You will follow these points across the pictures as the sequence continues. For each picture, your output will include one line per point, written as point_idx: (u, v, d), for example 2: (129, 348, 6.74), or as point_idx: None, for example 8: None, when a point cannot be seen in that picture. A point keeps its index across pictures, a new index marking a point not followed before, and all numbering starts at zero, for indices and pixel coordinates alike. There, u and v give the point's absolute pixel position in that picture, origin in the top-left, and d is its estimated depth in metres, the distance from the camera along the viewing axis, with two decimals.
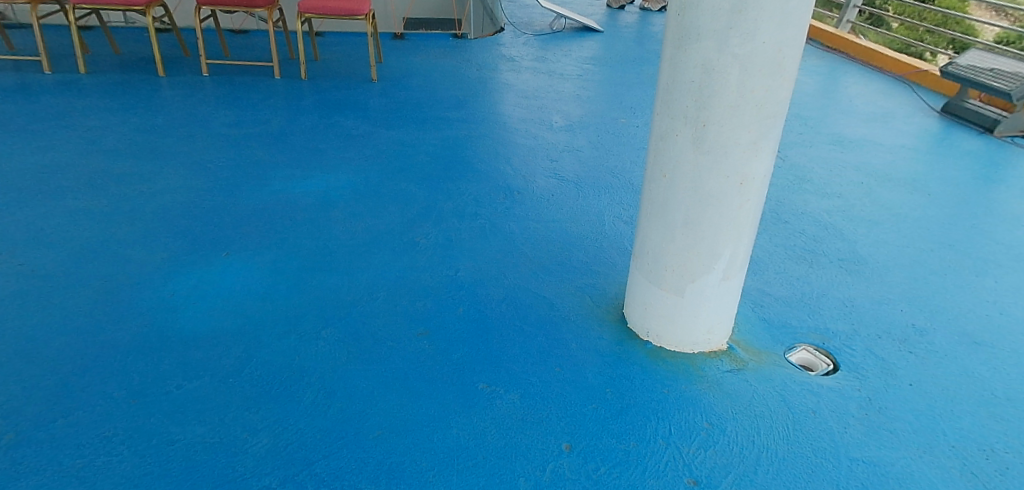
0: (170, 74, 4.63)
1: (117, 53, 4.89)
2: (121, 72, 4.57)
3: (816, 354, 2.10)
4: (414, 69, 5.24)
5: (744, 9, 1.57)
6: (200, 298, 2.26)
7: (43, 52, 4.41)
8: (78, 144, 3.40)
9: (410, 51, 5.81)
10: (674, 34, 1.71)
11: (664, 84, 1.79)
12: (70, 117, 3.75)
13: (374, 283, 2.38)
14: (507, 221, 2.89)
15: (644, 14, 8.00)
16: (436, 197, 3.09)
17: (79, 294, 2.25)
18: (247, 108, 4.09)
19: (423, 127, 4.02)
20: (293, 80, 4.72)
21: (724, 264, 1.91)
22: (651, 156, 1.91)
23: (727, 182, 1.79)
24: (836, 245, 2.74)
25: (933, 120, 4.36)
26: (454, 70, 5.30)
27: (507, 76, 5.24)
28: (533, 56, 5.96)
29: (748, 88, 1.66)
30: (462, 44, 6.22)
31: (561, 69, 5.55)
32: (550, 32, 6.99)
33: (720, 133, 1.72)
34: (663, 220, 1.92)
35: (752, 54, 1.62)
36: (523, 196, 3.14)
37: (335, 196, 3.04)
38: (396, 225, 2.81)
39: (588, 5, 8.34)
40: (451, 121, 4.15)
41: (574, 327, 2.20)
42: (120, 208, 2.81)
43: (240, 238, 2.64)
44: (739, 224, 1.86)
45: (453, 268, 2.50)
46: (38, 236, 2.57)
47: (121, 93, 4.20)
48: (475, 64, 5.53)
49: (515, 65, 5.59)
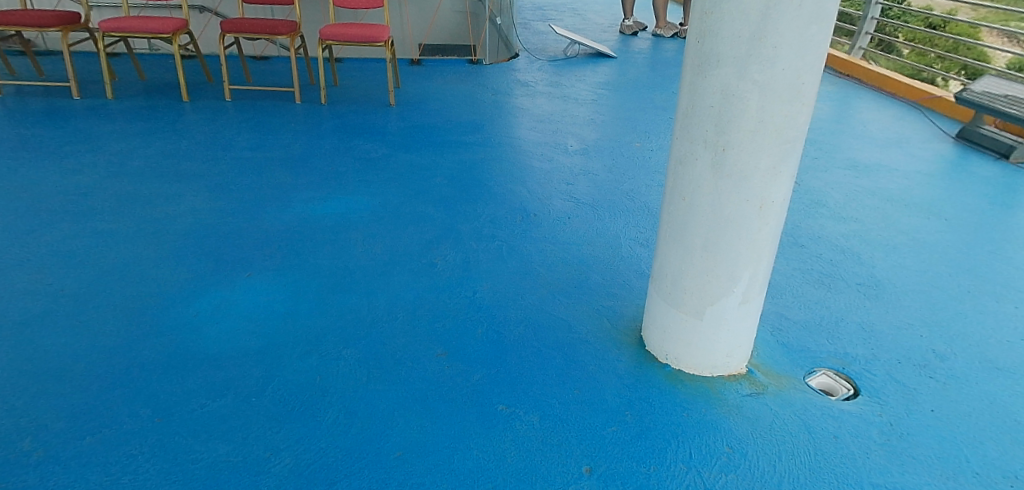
0: (194, 98, 4.75)
1: (143, 78, 5.02)
2: (146, 97, 4.69)
3: (836, 378, 2.10)
4: (431, 94, 5.33)
5: (764, 37, 1.61)
6: (224, 318, 2.30)
7: (72, 78, 4.54)
8: (105, 168, 3.49)
9: (427, 76, 5.91)
10: (693, 61, 1.75)
11: (683, 109, 1.83)
12: (98, 141, 3.84)
13: (394, 304, 2.42)
14: (524, 243, 2.92)
15: (656, 40, 8.10)
16: (454, 220, 3.13)
17: (106, 314, 2.29)
18: (269, 132, 4.17)
19: (440, 150, 4.08)
20: (312, 104, 4.82)
21: (743, 287, 1.93)
22: (669, 179, 1.94)
23: (746, 206, 1.81)
24: (853, 269, 2.74)
25: (948, 145, 4.37)
26: (470, 94, 5.39)
27: (522, 101, 5.32)
28: (548, 81, 6.04)
29: (768, 114, 1.69)
30: (477, 69, 6.33)
31: (575, 94, 5.63)
32: (564, 58, 7.09)
33: (739, 157, 1.75)
34: (681, 243, 1.94)
35: (772, 80, 1.65)
36: (539, 219, 3.18)
37: (355, 218, 3.10)
38: (415, 247, 2.85)
39: (601, 32, 8.46)
40: (468, 144, 4.22)
41: (592, 349, 2.21)
42: (146, 229, 2.87)
43: (263, 259, 2.69)
44: (758, 248, 1.87)
45: (472, 289, 2.53)
46: (67, 256, 2.64)
47: (146, 117, 4.31)
48: (491, 89, 5.62)
49: (529, 90, 5.67)
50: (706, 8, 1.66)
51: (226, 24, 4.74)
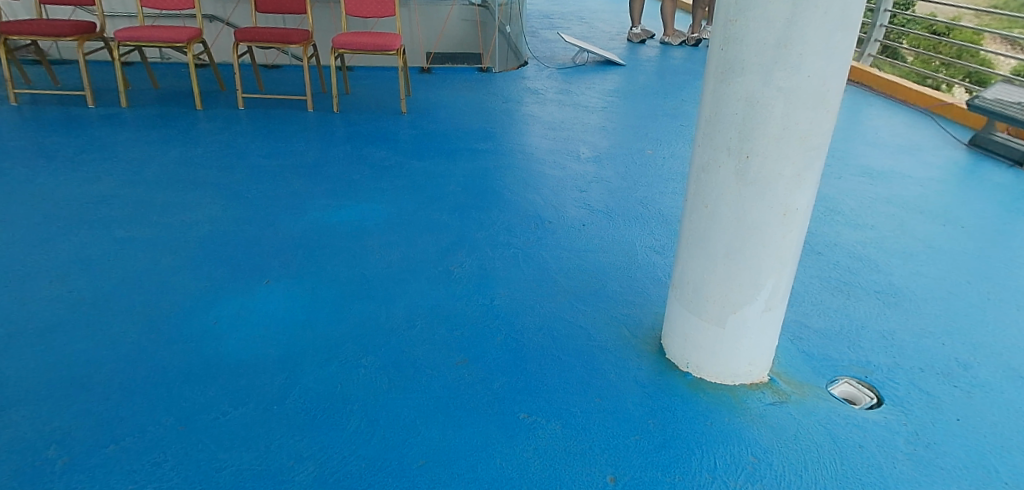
0: (207, 107, 4.78)
1: (156, 86, 5.05)
2: (160, 106, 4.72)
3: (858, 387, 2.08)
4: (441, 102, 5.35)
5: (789, 44, 1.61)
6: (243, 326, 2.30)
7: (88, 87, 4.58)
8: (121, 176, 3.51)
9: (437, 84, 5.94)
10: (717, 68, 1.75)
11: (706, 115, 1.82)
12: (114, 150, 3.87)
13: (412, 312, 2.42)
14: (540, 250, 2.93)
15: (664, 48, 8.11)
16: (469, 227, 3.14)
17: (127, 321, 2.30)
18: (282, 140, 4.19)
19: (452, 158, 4.09)
20: (325, 112, 4.85)
21: (767, 295, 1.92)
22: (692, 186, 1.94)
23: (770, 213, 1.80)
24: (871, 277, 2.73)
25: (960, 153, 4.35)
26: (481, 102, 5.41)
27: (532, 108, 5.33)
28: (557, 89, 6.05)
29: (793, 121, 1.68)
30: (486, 77, 6.35)
31: (585, 101, 5.64)
32: (573, 66, 7.11)
33: (764, 164, 1.75)
34: (704, 250, 1.93)
35: (797, 87, 1.65)
36: (554, 226, 3.18)
37: (370, 225, 3.11)
38: (431, 254, 2.85)
39: (609, 40, 8.49)
40: (480, 152, 4.22)
41: (612, 357, 2.20)
42: (164, 237, 2.89)
43: (280, 266, 2.70)
44: (781, 255, 1.87)
45: (489, 296, 2.53)
46: (87, 264, 2.65)
47: (160, 126, 4.33)
48: (501, 96, 5.64)
49: (539, 98, 5.69)
50: (731, 14, 1.67)
51: (239, 33, 4.77)
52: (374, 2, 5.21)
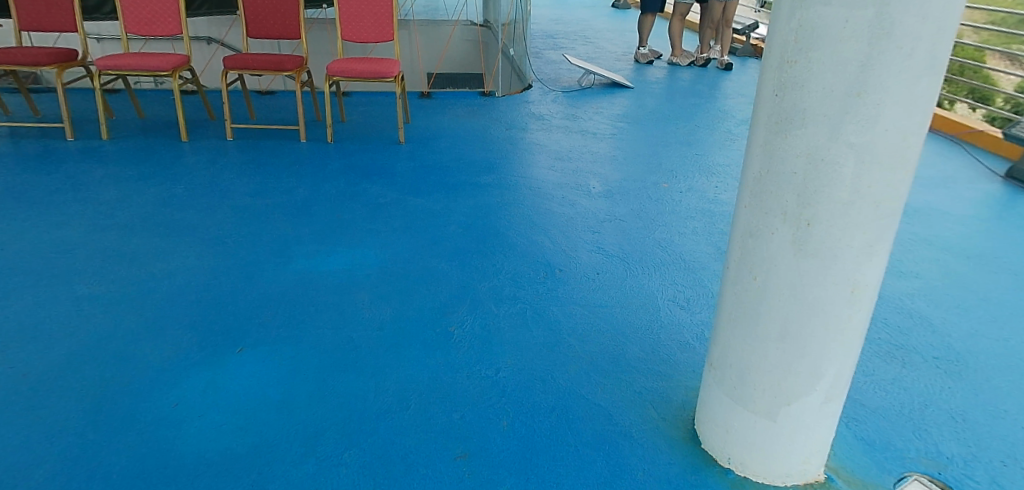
0: (193, 138, 4.51)
1: (141, 116, 4.79)
2: (143, 137, 4.46)
3: (931, 487, 1.76)
4: (442, 130, 5.07)
5: (864, 92, 1.30)
6: (208, 409, 2.00)
7: (66, 118, 4.29)
8: (92, 219, 3.22)
9: (437, 110, 5.67)
10: (770, 118, 1.45)
11: (754, 172, 1.52)
12: (87, 188, 3.59)
13: (404, 388, 2.11)
14: (550, 306, 2.62)
15: (672, 68, 7.84)
16: (471, 277, 2.83)
17: (75, 404, 2.00)
18: (270, 176, 3.92)
19: (453, 194, 3.80)
20: (319, 143, 4.60)
21: (828, 384, 1.60)
22: (736, 253, 1.63)
23: (835, 291, 1.49)
24: (925, 338, 2.42)
25: (999, 185, 4.04)
26: (483, 130, 5.13)
27: (537, 136, 5.05)
28: (563, 114, 5.77)
29: (865, 183, 1.37)
30: (489, 101, 6.07)
31: (593, 128, 5.35)
32: (579, 89, 6.83)
33: (828, 234, 1.44)
34: (751, 330, 1.62)
35: (872, 143, 1.34)
36: (565, 275, 2.88)
37: (361, 276, 2.81)
38: (429, 312, 2.55)
39: (614, 61, 8.21)
40: (482, 187, 3.93)
41: (637, 447, 1.89)
42: (130, 293, 2.60)
43: (258, 330, 2.40)
44: (846, 340, 1.55)
45: (494, 366, 2.22)
46: (39, 329, 2.36)
47: (141, 160, 4.06)
48: (504, 123, 5.36)
49: (545, 124, 5.40)
50: (788, 54, 1.37)
51: (228, 61, 4.51)
52: (371, 26, 4.95)
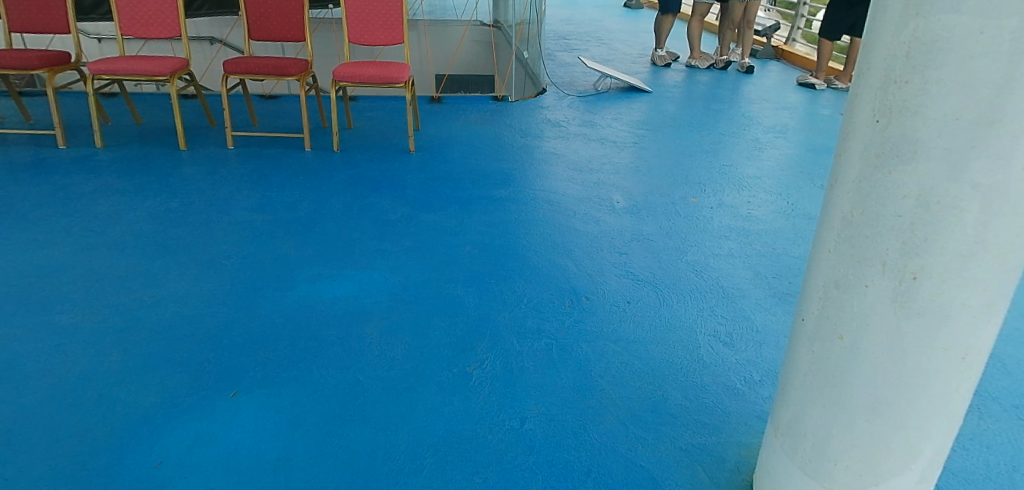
0: (192, 146, 4.30)
1: (139, 122, 4.58)
2: (140, 145, 4.24)
3: None
4: (454, 138, 4.84)
5: (998, 121, 1.04)
6: (196, 468, 1.77)
7: (58, 125, 4.07)
8: (80, 237, 3.01)
9: (448, 116, 5.43)
10: (868, 148, 1.19)
11: (844, 212, 1.27)
12: (78, 202, 3.38)
13: (418, 444, 1.87)
14: (578, 341, 2.37)
15: (690, 71, 7.55)
16: (490, 306, 2.58)
17: (46, 462, 1.78)
18: (273, 189, 3.70)
19: (467, 209, 3.56)
20: (325, 152, 4.41)
21: (926, 463, 1.35)
22: (816, 305, 1.38)
23: (943, 358, 1.23)
24: (1000, 382, 2.15)
25: None
26: (497, 138, 4.89)
27: (554, 144, 4.80)
28: (580, 120, 5.51)
29: (990, 233, 1.11)
30: (502, 106, 5.81)
31: (612, 135, 5.08)
32: (595, 93, 6.54)
33: (939, 292, 1.18)
34: (834, 396, 1.37)
35: (1004, 184, 1.08)
36: (592, 303, 2.63)
37: (370, 303, 2.57)
38: (444, 348, 2.30)
39: (630, 64, 7.94)
40: (498, 201, 3.69)
41: None
42: (115, 324, 2.37)
43: (255, 368, 2.17)
44: (952, 413, 1.29)
45: (519, 417, 1.99)
46: (13, 367, 2.14)
47: (137, 171, 3.85)
48: (519, 130, 5.11)
49: (562, 131, 5.15)
50: (895, 73, 1.11)
51: (230, 65, 4.28)
52: (380, 29, 4.71)
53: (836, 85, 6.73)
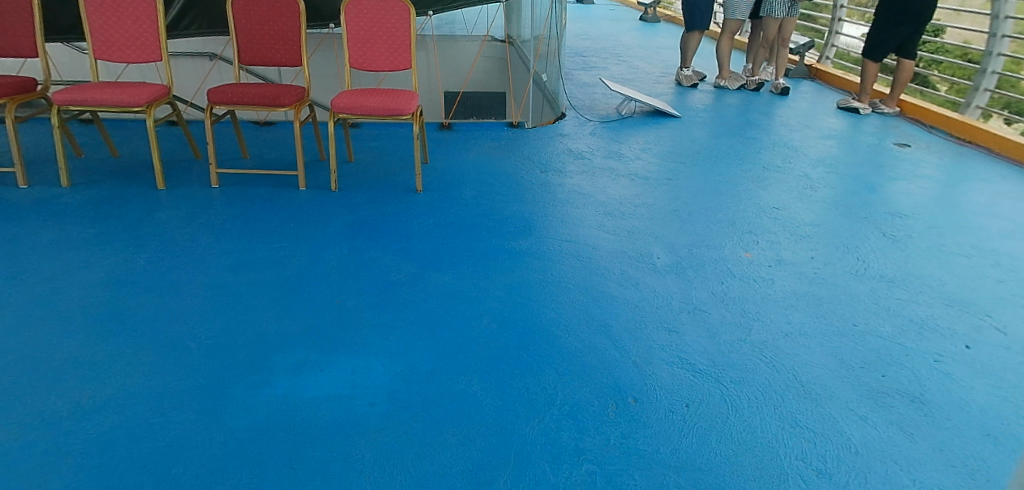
0: (172, 184, 3.86)
1: (115, 155, 4.14)
2: (113, 184, 3.79)
3: None
4: (465, 173, 4.36)
5: None
6: None
7: (19, 162, 3.61)
8: (22, 307, 2.54)
9: (459, 146, 4.94)
10: None
11: None
12: (29, 258, 2.92)
13: None
14: (630, 473, 1.89)
15: (719, 92, 7.01)
16: (516, 413, 2.10)
17: None
18: (258, 240, 3.23)
19: (483, 267, 3.06)
20: (321, 191, 3.96)
21: None
22: None
23: None
24: None
25: None
26: (514, 173, 4.39)
27: (579, 180, 4.29)
28: (604, 150, 4.97)
29: None
30: (517, 134, 5.30)
31: (643, 169, 4.55)
32: (617, 117, 6.01)
33: None
34: None
35: None
36: (641, 408, 2.14)
37: (366, 408, 2.10)
38: (462, 483, 1.84)
39: (654, 84, 7.39)
40: (519, 255, 3.19)
41: None
42: (42, 442, 1.91)
43: None
44: None
45: None
46: None
47: (105, 216, 3.39)
48: (538, 163, 4.60)
49: (586, 163, 4.63)
50: None
51: (214, 94, 3.82)
52: (384, 51, 4.22)
53: (881, 111, 6.16)
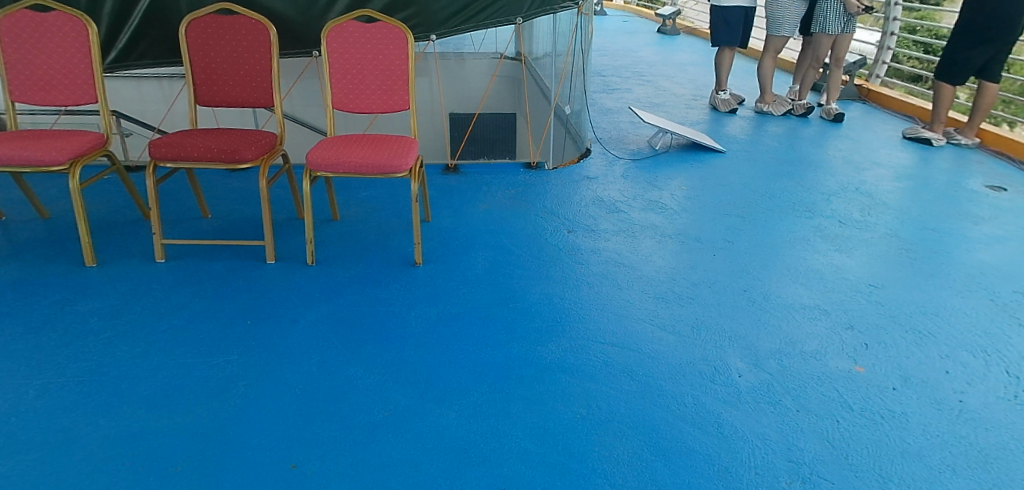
0: (107, 259, 3.09)
1: (44, 217, 3.42)
2: (33, 260, 3.04)
3: None
4: (476, 235, 3.55)
5: None
6: None
7: None
8: None
9: (468, 196, 4.14)
10: None
11: None
12: None
13: None
14: None
15: (761, 118, 6.19)
16: None
17: None
18: (201, 348, 2.45)
19: (505, 392, 2.26)
20: (293, 265, 3.16)
21: None
22: None
23: None
24: None
25: None
26: (536, 234, 3.58)
27: (618, 244, 3.47)
28: (641, 198, 4.15)
29: None
30: (536, 178, 4.49)
31: (692, 225, 3.73)
32: (650, 153, 5.17)
33: None
34: None
35: None
36: None
37: None
38: None
39: (686, 109, 6.56)
40: (553, 371, 2.39)
41: None
42: None
43: None
44: None
45: None
46: None
47: (8, 312, 2.64)
48: (564, 220, 3.79)
49: (623, 218, 3.82)
50: None
51: (159, 148, 3.04)
52: (376, 89, 3.42)
53: (957, 141, 5.30)
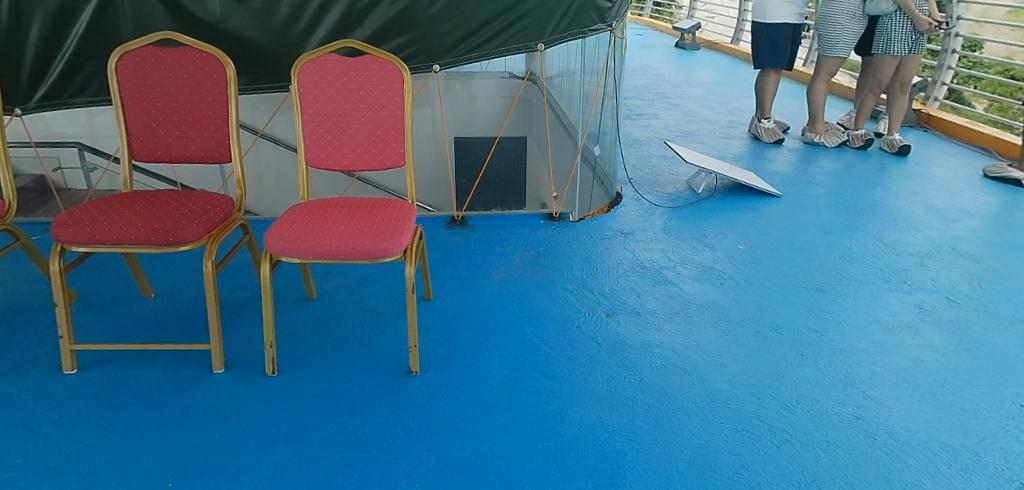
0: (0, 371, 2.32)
1: None
2: None
3: None
4: (490, 323, 2.77)
5: None
6: None
7: None
8: None
9: (478, 261, 3.37)
10: None
11: None
12: None
13: None
14: None
15: (812, 150, 5.41)
16: None
17: None
18: None
19: None
20: (248, 375, 2.37)
21: None
22: None
23: None
24: None
25: None
26: (567, 320, 2.81)
27: (674, 335, 2.69)
28: (691, 262, 3.38)
29: None
30: (560, 233, 3.72)
31: (764, 304, 2.95)
32: (692, 197, 4.40)
33: None
34: None
35: None
36: None
37: None
38: None
39: (724, 138, 5.79)
40: None
41: None
42: None
43: None
44: None
45: None
46: None
47: None
48: (601, 296, 3.02)
49: (674, 293, 3.05)
50: None
51: (68, 228, 2.25)
52: (361, 140, 2.66)
53: None
